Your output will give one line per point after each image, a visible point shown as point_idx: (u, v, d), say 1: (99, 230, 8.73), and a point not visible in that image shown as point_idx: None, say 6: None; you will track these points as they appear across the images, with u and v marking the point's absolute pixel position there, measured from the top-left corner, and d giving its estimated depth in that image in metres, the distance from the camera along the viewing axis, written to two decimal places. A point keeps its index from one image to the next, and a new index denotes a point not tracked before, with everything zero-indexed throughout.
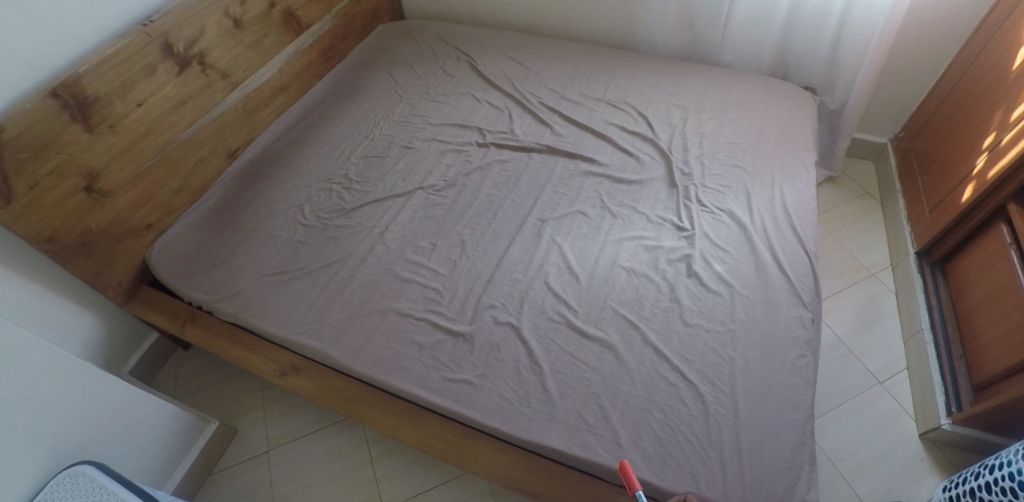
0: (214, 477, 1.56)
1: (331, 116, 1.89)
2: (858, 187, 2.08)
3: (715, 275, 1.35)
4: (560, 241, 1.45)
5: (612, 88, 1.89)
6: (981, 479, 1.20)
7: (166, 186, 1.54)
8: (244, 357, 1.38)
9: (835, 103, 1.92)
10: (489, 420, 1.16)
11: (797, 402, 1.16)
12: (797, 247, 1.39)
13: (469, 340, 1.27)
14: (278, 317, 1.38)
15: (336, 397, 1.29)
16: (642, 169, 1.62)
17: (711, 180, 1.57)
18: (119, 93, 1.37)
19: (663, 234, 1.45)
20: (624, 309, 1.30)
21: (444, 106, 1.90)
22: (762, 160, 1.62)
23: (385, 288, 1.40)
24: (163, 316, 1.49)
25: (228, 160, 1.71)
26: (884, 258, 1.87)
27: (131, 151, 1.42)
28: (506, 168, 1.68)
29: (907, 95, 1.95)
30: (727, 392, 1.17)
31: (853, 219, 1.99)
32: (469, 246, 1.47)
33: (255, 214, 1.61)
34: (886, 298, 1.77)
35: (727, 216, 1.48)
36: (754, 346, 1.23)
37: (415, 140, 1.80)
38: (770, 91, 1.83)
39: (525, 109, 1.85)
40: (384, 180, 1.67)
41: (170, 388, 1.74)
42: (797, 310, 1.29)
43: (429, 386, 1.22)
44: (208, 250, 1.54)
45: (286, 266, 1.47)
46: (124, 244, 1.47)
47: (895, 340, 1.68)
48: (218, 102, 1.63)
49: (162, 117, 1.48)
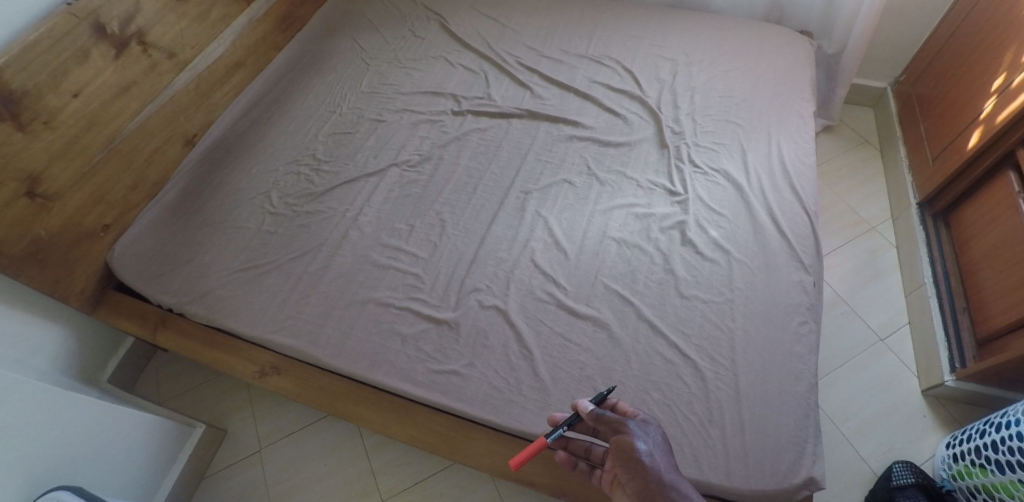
0: (207, 481, 1.52)
1: (295, 92, 1.77)
2: (856, 134, 1.99)
3: (711, 241, 1.28)
4: (545, 214, 1.37)
5: (595, 42, 1.76)
6: (987, 438, 1.16)
7: (120, 182, 1.43)
8: (221, 359, 1.32)
9: (833, 47, 1.83)
10: (480, 412, 1.10)
11: (800, 373, 1.10)
12: (796, 207, 1.33)
13: (454, 327, 1.21)
14: (253, 316, 1.31)
15: (321, 397, 1.23)
16: (630, 129, 1.52)
17: (704, 138, 1.48)
18: (50, 85, 1.24)
19: (655, 200, 1.36)
20: (617, 284, 1.23)
21: (416, 72, 1.77)
22: (757, 114, 1.53)
23: (363, 277, 1.32)
24: (132, 321, 1.42)
25: (186, 148, 1.60)
26: (884, 208, 1.80)
27: (74, 147, 1.31)
28: (484, 137, 1.57)
29: (910, 36, 1.84)
30: (727, 367, 1.11)
31: (851, 168, 1.91)
32: (450, 226, 1.38)
33: (221, 205, 1.51)
34: (887, 250, 1.71)
35: (722, 176, 1.40)
36: (754, 316, 1.17)
37: (386, 112, 1.68)
38: (763, 37, 1.72)
39: (502, 71, 1.73)
40: (355, 158, 1.56)
41: (154, 393, 1.71)
42: (798, 275, 1.22)
43: (414, 380, 1.16)
44: (174, 249, 1.45)
45: (258, 260, 1.39)
46: (80, 249, 1.38)
47: (897, 294, 1.63)
48: (166, 85, 1.50)
49: (104, 108, 1.36)
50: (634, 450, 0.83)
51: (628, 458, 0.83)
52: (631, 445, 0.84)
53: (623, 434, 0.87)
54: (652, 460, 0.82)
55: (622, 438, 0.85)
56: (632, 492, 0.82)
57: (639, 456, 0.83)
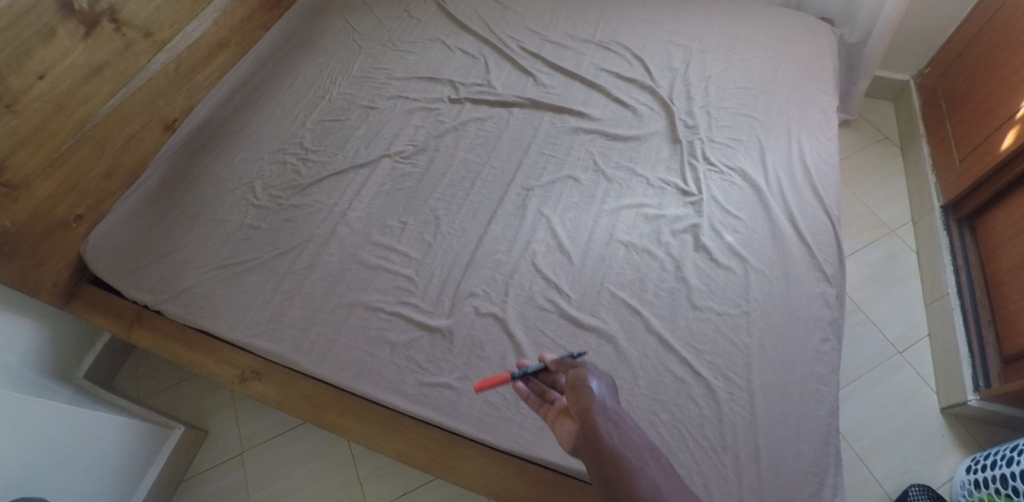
0: (186, 485, 1.45)
1: (282, 75, 1.66)
2: (875, 129, 1.88)
3: (726, 247, 1.19)
4: (548, 213, 1.27)
5: (603, 26, 1.64)
6: (1015, 466, 1.08)
7: (94, 170, 1.31)
8: (200, 362, 1.21)
9: (855, 37, 1.70)
10: (474, 430, 1.02)
11: (820, 396, 1.03)
12: (817, 211, 1.24)
13: (447, 336, 1.12)
14: (233, 317, 1.21)
15: (304, 405, 1.13)
16: (640, 122, 1.41)
17: (720, 133, 1.37)
18: (12, 66, 1.12)
19: (666, 201, 1.27)
20: (624, 292, 1.14)
21: (410, 55, 1.66)
22: (776, 107, 1.42)
23: (351, 278, 1.22)
24: (105, 317, 1.30)
25: (165, 134, 1.49)
26: (904, 209, 1.71)
27: (41, 133, 1.18)
28: (483, 128, 1.46)
29: (936, 26, 1.73)
30: (742, 387, 1.03)
31: (870, 166, 1.81)
32: (445, 224, 1.28)
33: (201, 196, 1.41)
34: (907, 255, 1.62)
35: (739, 175, 1.30)
36: (772, 332, 1.09)
37: (379, 98, 1.57)
38: (782, 24, 1.60)
39: (503, 56, 1.61)
40: (345, 148, 1.46)
41: (132, 389, 1.60)
42: (820, 286, 1.14)
43: (404, 393, 1.07)
44: (150, 242, 1.35)
45: (239, 256, 1.29)
46: (51, 242, 1.26)
47: (916, 302, 1.54)
48: (143, 66, 1.38)
49: (74, 91, 1.24)
50: (585, 381, 0.77)
51: (577, 388, 0.77)
52: (582, 376, 0.78)
53: (578, 368, 0.81)
54: (602, 390, 0.76)
55: (576, 371, 0.80)
56: (576, 420, 0.75)
57: (587, 384, 0.77)
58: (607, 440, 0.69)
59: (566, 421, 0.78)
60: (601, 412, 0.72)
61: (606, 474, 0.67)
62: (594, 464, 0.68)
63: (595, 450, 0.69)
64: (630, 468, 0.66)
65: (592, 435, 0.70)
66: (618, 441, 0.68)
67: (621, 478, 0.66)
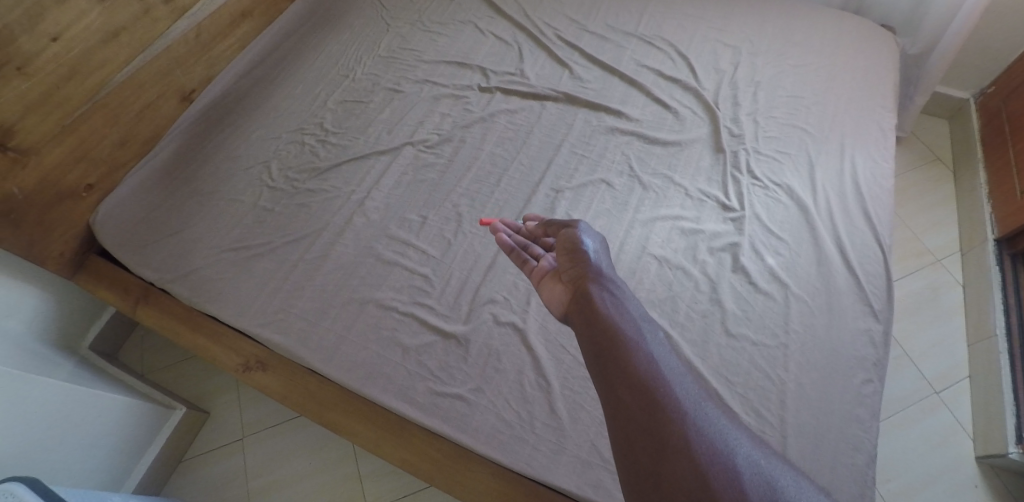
0: (184, 465, 1.41)
1: (306, 51, 1.59)
2: (927, 149, 1.77)
3: (767, 270, 1.11)
4: (577, 218, 1.19)
5: (646, 19, 1.54)
6: None
7: (107, 139, 1.25)
8: (203, 347, 1.15)
9: (917, 48, 1.58)
10: (485, 448, 0.96)
11: (859, 442, 0.95)
12: (868, 237, 1.14)
13: (462, 345, 1.06)
14: (240, 304, 1.15)
15: (307, 401, 1.07)
16: (681, 126, 1.32)
17: (766, 144, 1.28)
18: (25, 25, 1.05)
19: (705, 215, 1.18)
20: (654, 312, 1.07)
21: (441, 37, 1.58)
22: (830, 119, 1.31)
23: (365, 272, 1.16)
24: (112, 291, 1.24)
25: (183, 105, 1.41)
26: (953, 238, 1.60)
27: (52, 98, 1.12)
28: (513, 120, 1.38)
29: (1007, 41, 1.60)
30: (775, 426, 0.96)
31: (918, 189, 1.70)
32: (467, 221, 1.21)
33: (216, 172, 1.36)
34: (952, 288, 1.52)
35: (785, 193, 1.21)
36: (811, 368, 1.01)
37: (405, 81, 1.49)
38: (841, 29, 1.48)
39: (538, 44, 1.52)
40: (367, 132, 1.39)
41: (137, 363, 1.56)
42: (866, 322, 1.06)
43: (413, 401, 1.01)
44: (160, 217, 1.29)
45: (249, 240, 1.23)
46: (59, 211, 1.20)
47: (959, 339, 1.45)
48: (161, 32, 1.31)
49: (89, 55, 1.17)
50: (578, 241, 0.86)
51: (572, 250, 0.85)
52: (576, 237, 0.86)
53: (571, 228, 0.89)
54: (592, 252, 0.85)
55: (569, 231, 0.88)
56: (569, 282, 0.82)
57: (581, 246, 0.85)
58: (596, 293, 0.76)
59: (552, 278, 0.87)
60: (596, 276, 0.79)
61: (592, 315, 0.73)
62: (582, 306, 0.76)
63: (587, 298, 0.76)
64: (619, 323, 0.71)
65: (585, 294, 0.77)
66: (615, 318, 0.72)
67: (607, 325, 0.71)
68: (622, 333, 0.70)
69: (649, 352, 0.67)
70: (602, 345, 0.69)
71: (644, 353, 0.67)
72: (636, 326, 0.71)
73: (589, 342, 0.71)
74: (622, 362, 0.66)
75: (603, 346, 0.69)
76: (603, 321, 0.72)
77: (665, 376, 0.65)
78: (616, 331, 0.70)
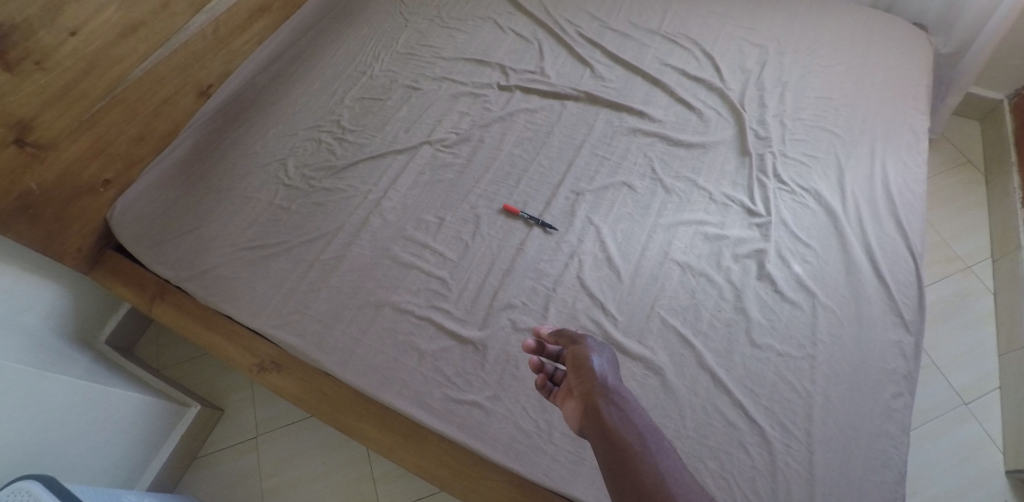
0: (199, 463, 1.41)
1: (324, 47, 1.57)
2: (957, 151, 1.71)
3: (794, 278, 1.08)
4: (598, 222, 1.17)
5: (671, 17, 1.51)
6: None
7: (124, 134, 1.24)
8: (218, 347, 1.14)
9: (950, 47, 1.53)
10: (502, 457, 0.94)
11: (888, 459, 0.91)
12: (900, 245, 1.10)
13: (480, 350, 1.04)
14: (256, 304, 1.14)
15: (322, 404, 1.06)
16: (706, 128, 1.29)
17: (794, 147, 1.24)
18: (43, 19, 1.04)
19: (729, 220, 1.15)
20: (676, 320, 1.04)
21: (459, 34, 1.55)
22: (861, 122, 1.27)
23: (381, 274, 1.15)
24: (129, 288, 1.23)
25: (200, 100, 1.40)
26: (984, 244, 1.55)
27: (70, 92, 1.11)
28: (533, 120, 1.36)
29: None
30: (801, 440, 0.93)
31: (948, 192, 1.65)
32: (485, 224, 1.19)
33: (232, 170, 1.34)
34: (983, 296, 1.48)
35: (813, 197, 1.17)
36: (838, 381, 0.98)
37: (423, 78, 1.47)
38: (873, 28, 1.43)
39: (559, 41, 1.49)
40: (384, 130, 1.37)
41: (153, 359, 1.56)
42: (896, 333, 1.02)
43: (430, 407, 1.00)
44: (177, 214, 1.28)
45: (265, 239, 1.22)
46: (76, 206, 1.19)
47: (988, 350, 1.40)
48: (180, 27, 1.29)
49: (107, 49, 1.16)
50: (587, 359, 0.84)
51: (583, 371, 0.83)
52: (585, 355, 0.84)
53: (580, 344, 0.87)
54: (600, 368, 0.83)
55: (578, 348, 0.86)
56: (579, 400, 0.81)
57: (588, 364, 0.83)
58: (610, 423, 0.74)
59: (569, 399, 0.85)
60: (604, 394, 0.78)
61: (609, 450, 0.72)
62: (600, 440, 0.74)
63: (603, 430, 0.74)
64: (628, 444, 0.72)
65: (596, 416, 0.76)
66: (626, 438, 0.72)
67: (617, 449, 0.72)
68: (642, 472, 0.68)
69: (671, 489, 0.66)
70: (624, 487, 0.68)
71: (653, 470, 0.69)
72: (655, 457, 0.70)
73: (611, 481, 0.70)
74: (632, 479, 0.68)
75: (625, 488, 0.68)
76: (620, 457, 0.71)
77: (674, 491, 0.66)
78: (636, 472, 0.69)
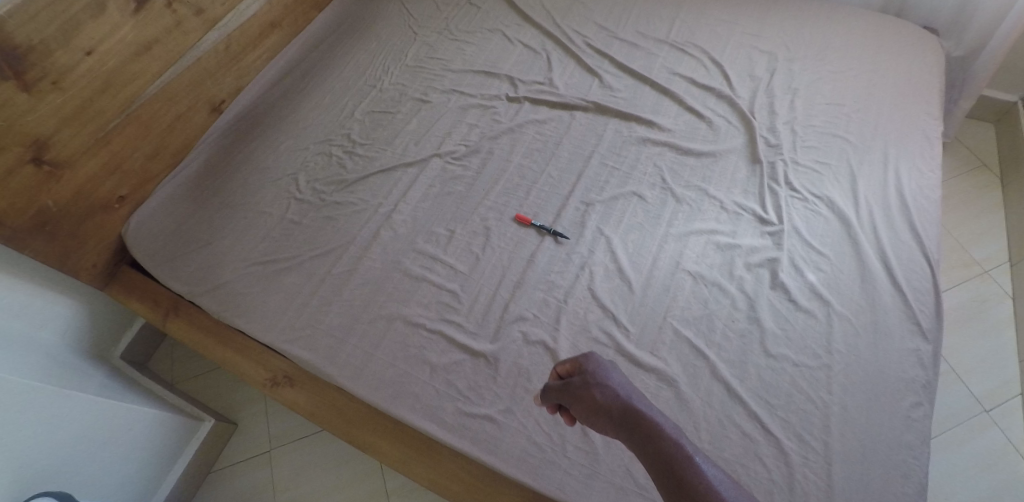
0: (213, 477, 1.42)
1: (333, 61, 1.59)
2: (972, 155, 1.69)
3: (808, 287, 1.06)
4: (608, 232, 1.16)
5: (678, 26, 1.51)
6: None
7: (138, 150, 1.26)
8: (232, 361, 1.15)
9: (963, 50, 1.51)
10: (515, 471, 0.93)
11: (908, 469, 0.90)
12: (916, 251, 1.09)
13: (492, 363, 1.03)
14: (268, 318, 1.14)
15: (335, 419, 1.06)
16: (715, 136, 1.28)
17: (805, 154, 1.23)
18: (60, 40, 1.05)
19: (741, 228, 1.14)
20: (689, 331, 1.04)
21: (468, 46, 1.56)
22: (873, 128, 1.26)
23: (392, 288, 1.15)
24: (144, 303, 1.24)
25: (212, 116, 1.42)
26: (1001, 248, 1.53)
27: (86, 110, 1.13)
28: (542, 131, 1.36)
29: None
30: (819, 452, 0.92)
31: (963, 197, 1.63)
32: (495, 235, 1.19)
33: (243, 183, 1.35)
34: (1001, 301, 1.45)
35: (826, 205, 1.16)
36: (855, 391, 0.97)
37: (432, 91, 1.48)
38: (884, 33, 1.42)
39: (567, 52, 1.50)
40: (393, 143, 1.38)
41: (167, 373, 1.57)
42: (915, 342, 1.00)
43: (442, 421, 0.99)
44: (189, 229, 1.29)
45: (277, 253, 1.22)
46: (92, 223, 1.21)
47: (1008, 355, 1.38)
48: (193, 44, 1.31)
49: (122, 68, 1.18)
50: (588, 413, 0.82)
51: (599, 415, 0.81)
52: (584, 410, 0.83)
53: (570, 401, 0.85)
54: (600, 408, 0.81)
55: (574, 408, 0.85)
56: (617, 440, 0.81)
57: (592, 413, 0.82)
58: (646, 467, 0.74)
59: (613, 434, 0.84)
60: (622, 432, 0.78)
61: (665, 490, 0.70)
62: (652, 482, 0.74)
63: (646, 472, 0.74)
64: (665, 475, 0.71)
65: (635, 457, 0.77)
66: (660, 472, 0.72)
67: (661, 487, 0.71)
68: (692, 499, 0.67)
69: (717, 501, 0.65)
70: None
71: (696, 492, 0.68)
72: (689, 475, 0.69)
73: None
74: None
75: None
76: (668, 482, 0.70)
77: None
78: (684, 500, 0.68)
